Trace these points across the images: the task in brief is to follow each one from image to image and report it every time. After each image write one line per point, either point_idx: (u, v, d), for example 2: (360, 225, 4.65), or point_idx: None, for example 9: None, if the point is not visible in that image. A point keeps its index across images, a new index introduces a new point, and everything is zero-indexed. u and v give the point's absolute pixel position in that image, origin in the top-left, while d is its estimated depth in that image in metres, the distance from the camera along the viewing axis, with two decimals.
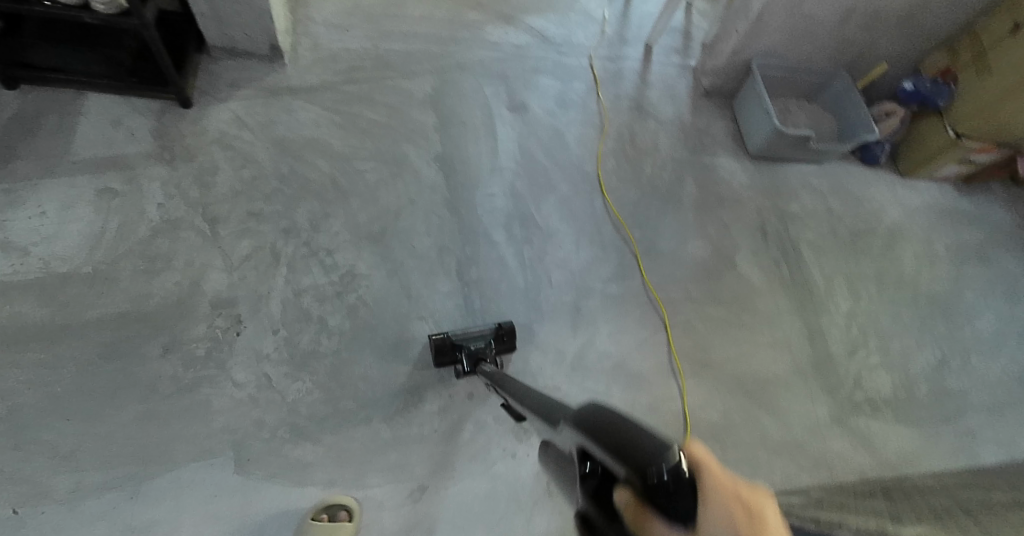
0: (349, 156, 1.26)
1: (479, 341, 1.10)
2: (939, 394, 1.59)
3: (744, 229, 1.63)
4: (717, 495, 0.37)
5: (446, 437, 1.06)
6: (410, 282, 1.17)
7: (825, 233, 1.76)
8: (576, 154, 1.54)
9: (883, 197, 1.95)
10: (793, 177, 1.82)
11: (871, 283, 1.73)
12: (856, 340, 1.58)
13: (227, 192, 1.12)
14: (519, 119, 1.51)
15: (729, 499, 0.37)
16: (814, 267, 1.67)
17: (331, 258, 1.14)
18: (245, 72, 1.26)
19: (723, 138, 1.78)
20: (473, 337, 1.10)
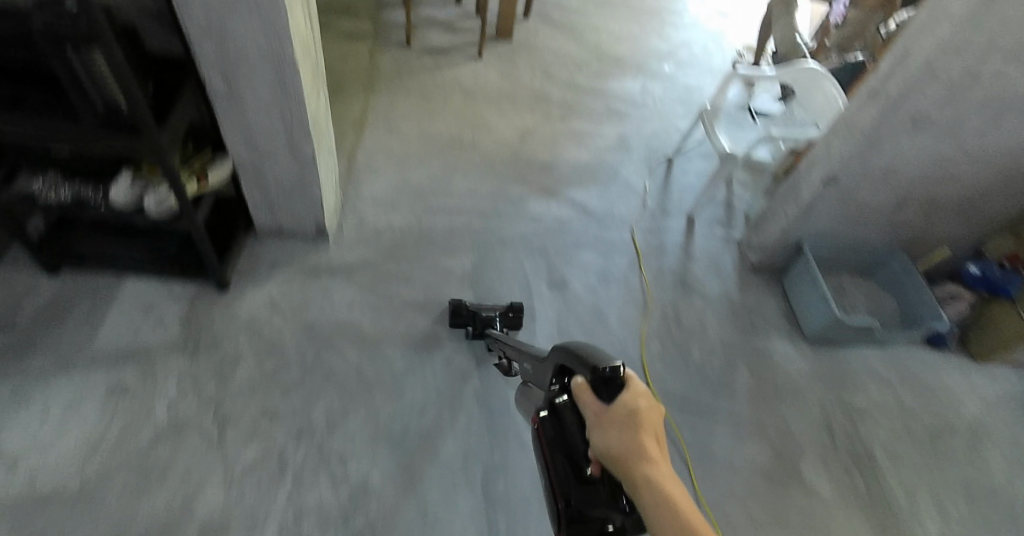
0: (380, 341, 1.19)
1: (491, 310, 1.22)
2: None
3: (806, 428, 1.46)
4: (635, 394, 0.62)
5: None
6: (429, 500, 1.04)
7: (899, 431, 1.56)
8: (620, 337, 1.46)
9: (958, 385, 1.76)
10: (856, 363, 1.66)
11: (959, 496, 1.50)
12: None
13: (243, 388, 1.04)
14: (559, 299, 1.45)
15: (638, 404, 0.61)
16: (891, 476, 1.45)
17: (346, 467, 1.02)
18: (284, 251, 1.24)
19: (776, 319, 1.67)
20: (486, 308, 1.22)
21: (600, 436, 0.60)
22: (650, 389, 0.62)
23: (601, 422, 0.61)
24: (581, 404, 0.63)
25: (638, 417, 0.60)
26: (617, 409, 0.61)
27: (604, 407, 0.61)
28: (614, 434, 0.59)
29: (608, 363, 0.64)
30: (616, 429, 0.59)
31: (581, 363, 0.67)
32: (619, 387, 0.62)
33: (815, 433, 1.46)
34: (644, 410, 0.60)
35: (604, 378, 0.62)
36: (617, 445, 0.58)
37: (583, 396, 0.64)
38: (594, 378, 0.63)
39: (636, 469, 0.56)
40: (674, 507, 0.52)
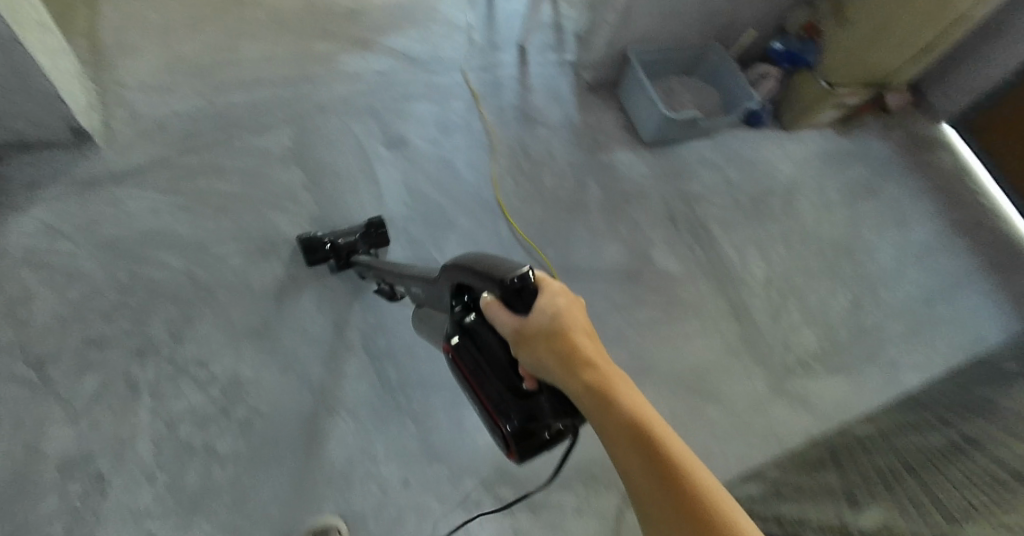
0: (205, 242, 1.08)
1: (348, 236, 1.13)
2: (860, 336, 1.69)
3: (654, 221, 1.61)
4: (548, 296, 0.66)
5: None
6: (309, 375, 1.04)
7: (729, 205, 1.77)
8: (470, 183, 1.43)
9: (774, 154, 1.99)
10: (690, 155, 1.81)
11: (780, 244, 1.76)
12: (777, 305, 1.63)
13: (50, 325, 0.92)
14: (400, 157, 1.37)
15: (556, 304, 0.65)
16: (726, 242, 1.67)
17: (206, 370, 0.97)
18: (47, 168, 1.04)
19: (616, 131, 1.73)
20: (342, 235, 1.12)
21: (532, 349, 0.63)
22: (563, 286, 0.68)
23: (529, 333, 0.64)
24: (498, 320, 0.67)
25: (560, 319, 0.64)
26: (537, 313, 0.64)
27: (519, 312, 0.65)
28: (538, 345, 0.63)
29: (516, 271, 0.67)
30: (542, 341, 0.63)
31: (490, 275, 0.68)
32: (533, 293, 0.66)
33: (661, 224, 1.61)
34: (563, 308, 0.65)
35: (515, 290, 0.65)
36: (547, 348, 0.62)
37: (495, 312, 0.67)
38: (505, 291, 0.66)
39: (566, 362, 0.60)
40: (612, 396, 0.57)
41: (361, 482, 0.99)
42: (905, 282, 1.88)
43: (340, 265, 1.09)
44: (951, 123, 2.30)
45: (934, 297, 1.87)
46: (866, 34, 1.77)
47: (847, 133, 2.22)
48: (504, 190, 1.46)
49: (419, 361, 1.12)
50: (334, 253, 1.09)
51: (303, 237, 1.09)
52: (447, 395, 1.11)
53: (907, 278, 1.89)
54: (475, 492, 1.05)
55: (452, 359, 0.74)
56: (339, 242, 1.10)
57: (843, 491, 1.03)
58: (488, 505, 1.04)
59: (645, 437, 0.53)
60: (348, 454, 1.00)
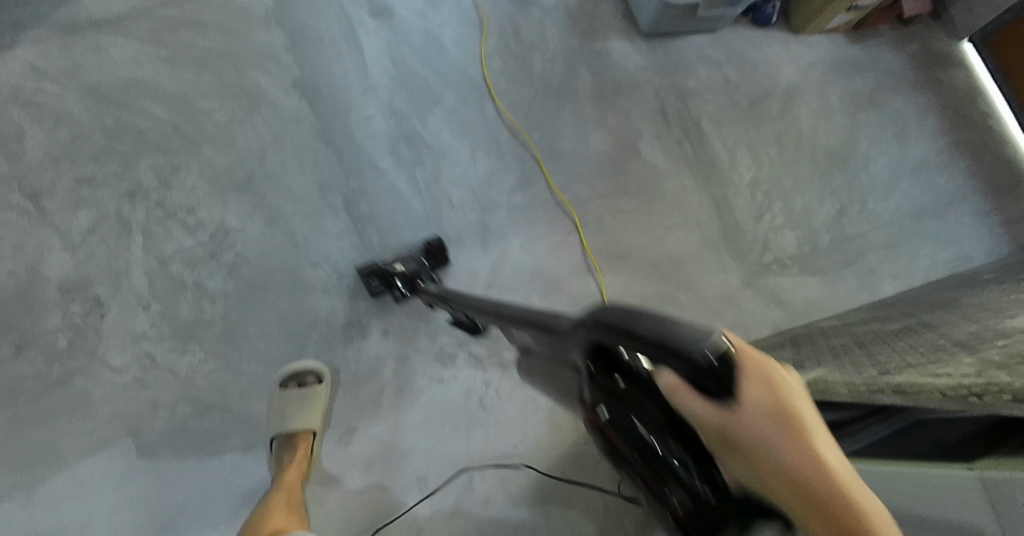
0: (189, 95, 1.10)
1: (410, 260, 1.07)
2: (840, 242, 1.72)
3: (644, 114, 1.61)
4: (756, 383, 0.43)
5: (368, 377, 1.05)
6: (293, 229, 1.09)
7: (724, 104, 1.75)
8: (457, 59, 1.41)
9: (777, 57, 1.95)
10: (688, 50, 1.77)
11: (772, 146, 1.76)
12: (761, 206, 1.63)
13: (43, 161, 0.97)
14: (385, 27, 1.35)
15: (771, 395, 0.43)
16: (716, 141, 1.67)
17: (194, 216, 1.02)
18: (28, 9, 1.05)
19: (613, 20, 1.69)
20: (401, 260, 1.07)
21: (745, 465, 0.41)
22: (766, 357, 0.44)
23: (739, 442, 0.41)
24: (682, 409, 0.42)
25: (783, 417, 0.42)
26: (747, 414, 0.41)
27: (723, 407, 0.41)
28: (760, 458, 0.41)
29: (709, 344, 0.41)
30: (760, 453, 0.41)
31: (656, 345, 0.41)
32: (736, 373, 0.42)
33: (651, 117, 1.61)
34: (781, 396, 0.43)
35: (710, 370, 0.41)
36: (780, 476, 0.40)
37: (679, 402, 0.42)
38: (690, 372, 0.41)
39: (813, 502, 0.38)
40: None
41: (342, 328, 1.05)
42: (895, 194, 1.90)
43: (408, 295, 1.05)
44: (972, 38, 2.20)
45: (921, 212, 1.89)
46: None
47: (858, 42, 2.15)
48: (492, 70, 1.45)
49: (400, 229, 1.19)
50: (401, 285, 1.04)
51: (366, 272, 1.04)
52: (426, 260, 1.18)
53: (898, 191, 1.90)
54: (449, 349, 1.10)
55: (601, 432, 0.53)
56: (404, 271, 1.04)
57: (795, 361, 1.06)
58: (461, 361, 1.10)
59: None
60: (330, 303, 1.06)
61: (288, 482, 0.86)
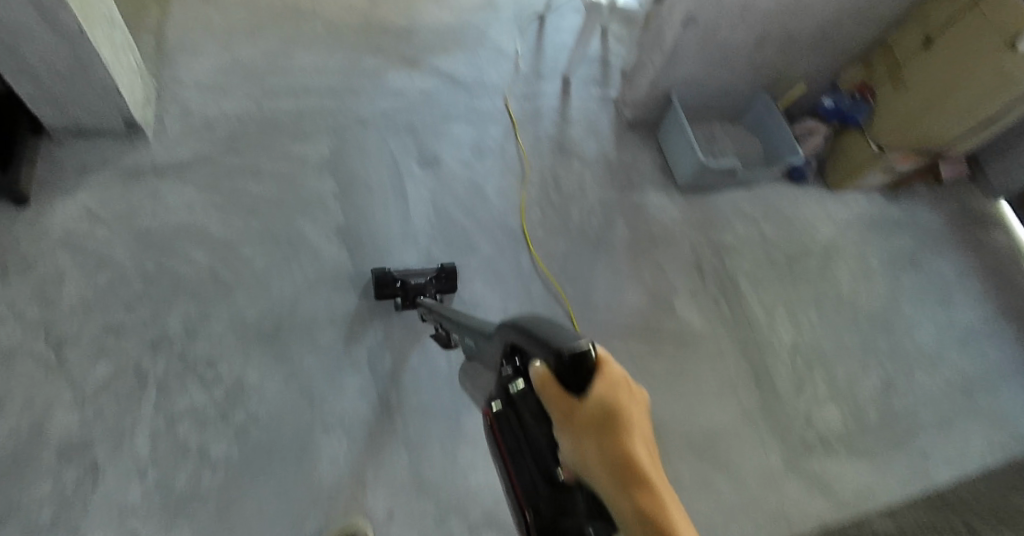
0: (233, 242, 1.10)
1: (419, 278, 1.16)
2: (889, 418, 1.59)
3: (681, 269, 1.57)
4: (606, 385, 0.54)
5: None
6: (312, 386, 1.03)
7: (761, 261, 1.71)
8: (498, 208, 1.44)
9: (815, 214, 1.93)
10: (725, 204, 1.77)
11: (812, 308, 1.69)
12: (802, 374, 1.53)
13: (75, 307, 0.95)
14: (432, 177, 1.39)
15: (615, 396, 0.54)
16: (755, 300, 1.61)
17: (214, 370, 0.98)
18: (97, 155, 1.09)
19: (651, 173, 1.71)
20: (415, 275, 1.16)
21: (581, 450, 0.52)
22: (624, 373, 0.56)
23: (579, 429, 0.53)
24: (547, 402, 0.55)
25: (611, 419, 0.52)
26: (591, 409, 0.53)
27: (574, 402, 0.53)
28: (582, 443, 0.52)
29: (575, 346, 0.54)
30: (591, 435, 0.51)
31: (549, 350, 0.56)
32: (591, 373, 0.54)
33: (688, 272, 1.57)
34: (617, 402, 0.53)
35: (572, 368, 0.53)
36: (600, 458, 0.50)
37: (547, 397, 0.55)
38: (559, 369, 0.54)
39: (618, 477, 0.49)
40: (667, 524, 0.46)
41: (348, 506, 0.96)
42: (943, 365, 1.78)
43: (404, 303, 1.12)
44: (1009, 200, 2.18)
45: (973, 387, 1.76)
46: (921, 99, 1.68)
47: (894, 199, 2.14)
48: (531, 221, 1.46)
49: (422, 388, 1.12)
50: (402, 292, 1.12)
51: (376, 272, 1.13)
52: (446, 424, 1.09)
53: (946, 362, 1.79)
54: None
55: (493, 428, 0.69)
56: (409, 282, 1.13)
57: None
58: None
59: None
60: (339, 474, 0.98)
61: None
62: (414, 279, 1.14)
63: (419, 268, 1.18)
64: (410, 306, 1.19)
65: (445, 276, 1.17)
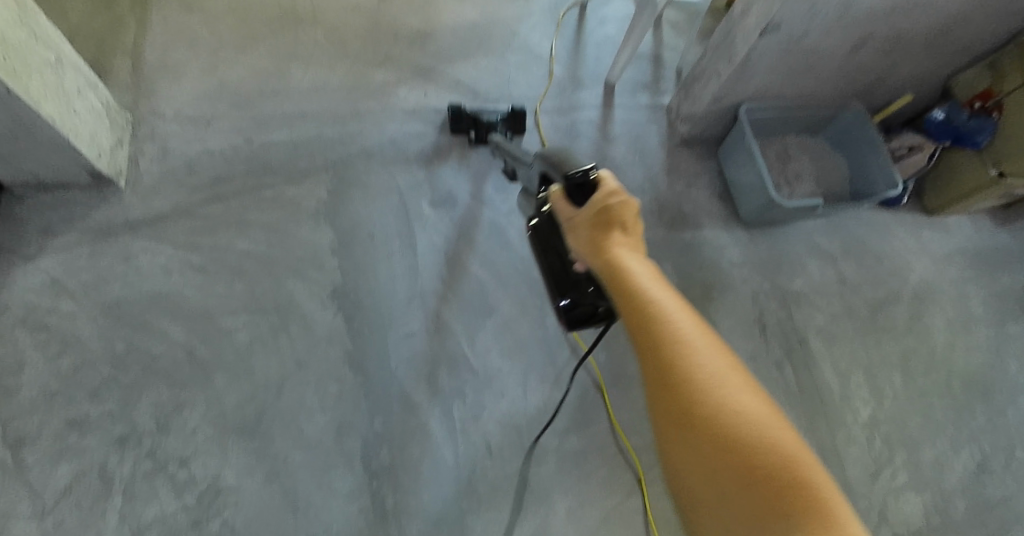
0: (212, 312, 0.98)
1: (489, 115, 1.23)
2: (982, 510, 1.33)
3: (736, 326, 1.34)
4: (613, 195, 0.69)
5: None
6: (296, 488, 0.92)
7: (838, 312, 1.44)
8: (522, 256, 1.19)
9: (908, 248, 1.61)
10: (796, 238, 1.49)
11: (897, 371, 1.41)
12: (879, 457, 1.30)
13: (35, 399, 0.88)
14: (444, 218, 1.16)
15: (617, 199, 0.69)
16: (825, 363, 1.36)
17: (186, 470, 0.88)
18: (65, 210, 0.99)
19: (707, 203, 1.44)
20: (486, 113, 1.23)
21: (592, 228, 0.68)
22: (620, 183, 0.71)
23: (596, 222, 0.68)
24: (557, 208, 0.74)
25: (604, 220, 0.67)
26: (586, 212, 0.69)
27: (571, 215, 0.70)
28: (580, 231, 0.69)
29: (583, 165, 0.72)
30: (587, 232, 0.68)
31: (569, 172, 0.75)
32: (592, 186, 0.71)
33: (745, 331, 1.34)
34: (620, 206, 0.68)
35: (577, 183, 0.72)
36: (592, 236, 0.67)
37: (557, 198, 0.75)
38: (567, 184, 0.73)
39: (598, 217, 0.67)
40: (626, 283, 0.59)
41: None
42: None
43: (477, 137, 1.21)
44: None
45: None
46: None
47: (1011, 224, 1.74)
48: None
49: (422, 487, 0.98)
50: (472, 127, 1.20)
51: (451, 106, 1.21)
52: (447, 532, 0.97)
53: None
54: None
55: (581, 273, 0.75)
56: (480, 117, 1.21)
57: None
58: None
59: (664, 368, 0.53)
60: None
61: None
62: (488, 113, 1.24)
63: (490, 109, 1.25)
64: (414, 386, 1.03)
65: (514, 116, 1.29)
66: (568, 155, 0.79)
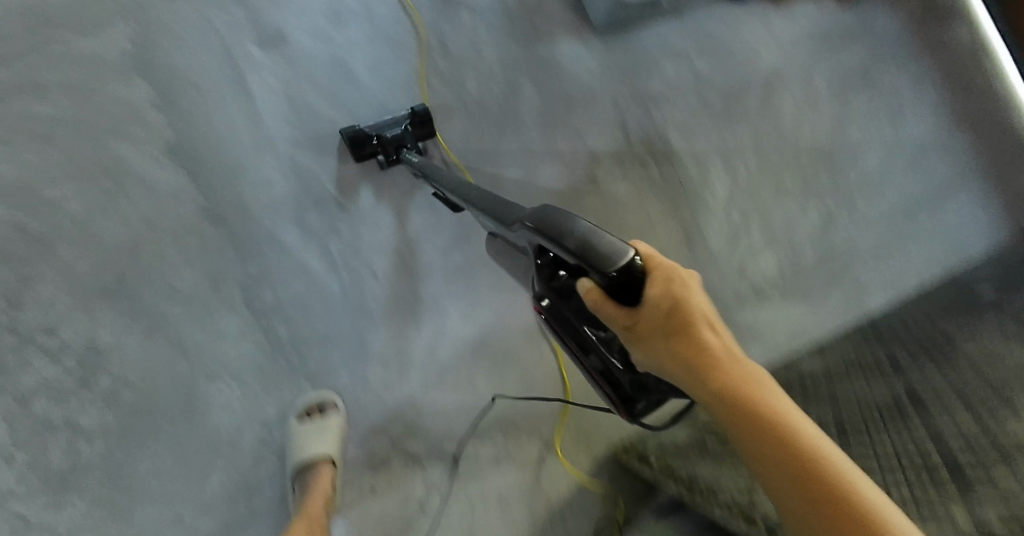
0: (35, 184, 0.94)
1: (394, 127, 1.09)
2: (828, 254, 1.54)
3: (601, 132, 1.40)
4: (660, 283, 0.61)
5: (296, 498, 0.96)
6: (182, 336, 0.94)
7: (694, 106, 1.52)
8: (371, 89, 1.17)
9: (757, 39, 1.66)
10: (650, 40, 1.51)
11: (750, 151, 1.55)
12: (736, 226, 1.47)
13: None
14: (278, 59, 1.11)
15: (671, 290, 0.61)
16: (685, 153, 1.47)
17: (58, 338, 0.90)
18: None
19: (560, 15, 1.41)
20: (387, 125, 1.09)
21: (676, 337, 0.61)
22: (671, 264, 0.63)
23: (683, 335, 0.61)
24: (602, 313, 0.64)
25: (677, 319, 0.61)
26: (656, 304, 0.61)
27: (630, 310, 0.62)
28: (653, 341, 0.62)
29: (618, 256, 0.59)
30: (666, 338, 0.61)
31: (570, 234, 0.63)
32: (642, 282, 0.61)
33: (610, 135, 1.40)
34: (681, 296, 0.61)
35: (619, 281, 0.59)
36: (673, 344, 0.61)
37: (595, 299, 0.65)
38: (605, 282, 0.60)
39: (669, 325, 0.61)
40: (744, 398, 0.57)
41: (250, 449, 0.95)
42: (889, 188, 1.69)
43: (391, 159, 1.09)
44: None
45: (917, 206, 1.70)
46: None
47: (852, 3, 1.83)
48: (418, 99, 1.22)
49: (313, 317, 1.03)
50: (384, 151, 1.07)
51: (347, 132, 1.06)
52: (347, 349, 1.04)
53: (894, 183, 1.70)
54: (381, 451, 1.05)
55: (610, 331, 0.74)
56: (386, 135, 1.08)
57: None
58: (397, 464, 1.06)
59: (783, 452, 0.53)
60: (235, 421, 0.95)
61: (308, 509, 0.87)
62: (391, 131, 1.08)
63: (391, 117, 1.11)
64: (282, 227, 1.04)
65: (420, 118, 1.12)
66: (569, 225, 0.63)
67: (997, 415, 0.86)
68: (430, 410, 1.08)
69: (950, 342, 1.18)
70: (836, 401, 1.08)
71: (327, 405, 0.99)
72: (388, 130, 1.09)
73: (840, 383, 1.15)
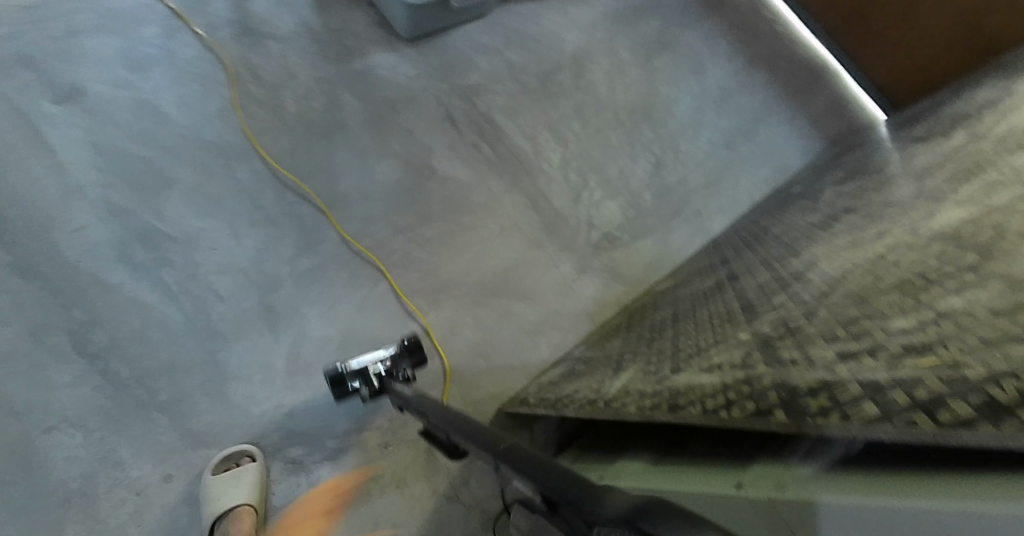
0: None
1: (390, 364, 1.10)
2: (666, 193, 1.71)
3: (430, 126, 1.50)
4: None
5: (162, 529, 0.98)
6: (14, 392, 1.00)
7: (515, 91, 1.66)
8: (182, 125, 1.29)
9: (560, 27, 1.86)
10: (460, 42, 1.66)
11: (574, 120, 1.70)
12: (577, 185, 1.60)
13: None
14: (83, 113, 1.25)
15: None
16: (514, 132, 1.60)
17: None
18: None
19: (368, 33, 1.55)
20: (384, 361, 1.10)
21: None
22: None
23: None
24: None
25: None
26: None
27: None
28: None
29: None
30: None
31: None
32: None
33: (438, 127, 1.51)
34: None
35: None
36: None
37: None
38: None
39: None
40: None
41: (106, 489, 0.98)
42: (705, 128, 1.89)
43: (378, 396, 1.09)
44: None
45: (734, 139, 1.91)
46: None
47: None
48: (237, 124, 1.33)
49: (156, 346, 1.09)
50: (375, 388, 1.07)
51: (343, 374, 1.05)
52: (202, 369, 1.10)
53: (711, 123, 1.90)
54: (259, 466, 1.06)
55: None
56: (381, 374, 1.07)
57: (628, 352, 1.06)
58: (277, 473, 1.07)
59: None
60: (84, 467, 0.98)
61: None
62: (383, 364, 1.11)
63: (389, 352, 1.10)
64: (105, 268, 1.12)
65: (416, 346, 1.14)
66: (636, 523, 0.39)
67: (786, 261, 1.00)
68: (303, 413, 1.12)
69: (765, 231, 1.33)
70: (677, 303, 1.19)
71: (246, 458, 1.05)
72: (383, 364, 1.09)
73: (682, 289, 1.28)
